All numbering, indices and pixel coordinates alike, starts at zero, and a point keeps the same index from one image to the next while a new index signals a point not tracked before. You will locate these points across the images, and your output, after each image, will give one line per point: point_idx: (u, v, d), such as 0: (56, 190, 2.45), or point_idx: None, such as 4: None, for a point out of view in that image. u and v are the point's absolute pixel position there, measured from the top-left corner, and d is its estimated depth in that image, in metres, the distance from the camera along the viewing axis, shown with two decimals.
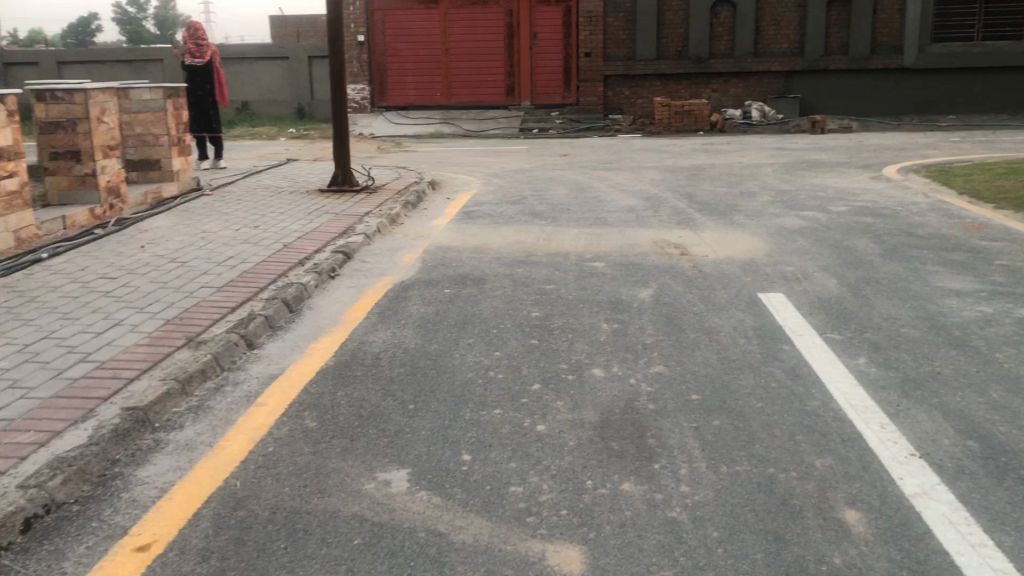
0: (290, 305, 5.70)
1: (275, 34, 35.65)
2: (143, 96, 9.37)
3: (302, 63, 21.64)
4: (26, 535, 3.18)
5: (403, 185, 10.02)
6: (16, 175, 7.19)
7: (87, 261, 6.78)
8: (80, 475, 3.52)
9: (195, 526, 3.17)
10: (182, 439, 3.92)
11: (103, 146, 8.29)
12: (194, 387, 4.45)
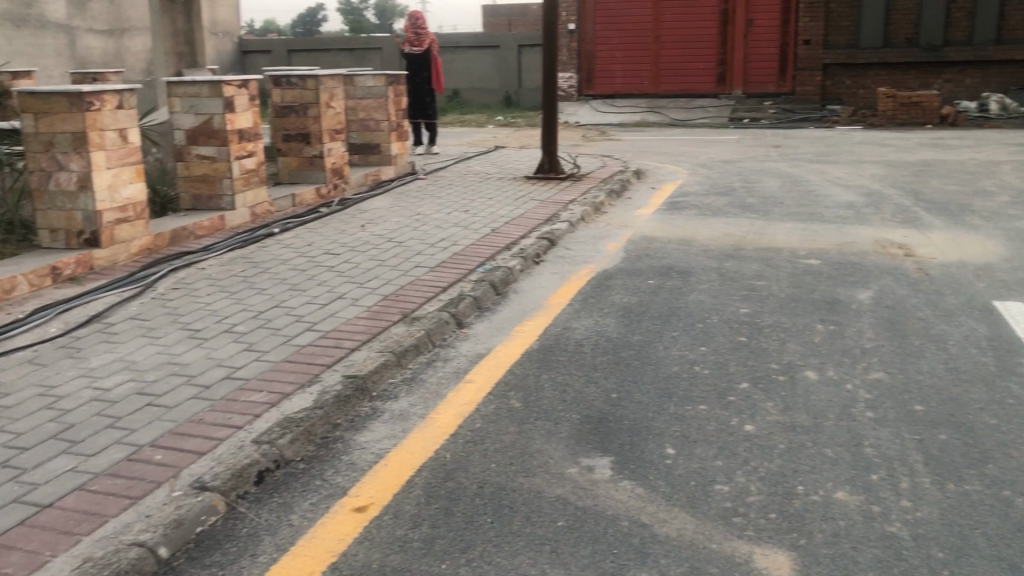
0: (497, 288, 5.85)
1: (488, 22, 36.57)
2: (367, 83, 9.89)
3: (512, 51, 22.10)
4: (258, 486, 3.46)
5: (608, 173, 10.01)
6: (254, 154, 7.84)
7: (313, 237, 7.27)
8: (306, 435, 3.78)
9: (407, 494, 3.33)
10: (397, 409, 4.12)
11: (330, 129, 8.83)
12: (408, 360, 4.67)
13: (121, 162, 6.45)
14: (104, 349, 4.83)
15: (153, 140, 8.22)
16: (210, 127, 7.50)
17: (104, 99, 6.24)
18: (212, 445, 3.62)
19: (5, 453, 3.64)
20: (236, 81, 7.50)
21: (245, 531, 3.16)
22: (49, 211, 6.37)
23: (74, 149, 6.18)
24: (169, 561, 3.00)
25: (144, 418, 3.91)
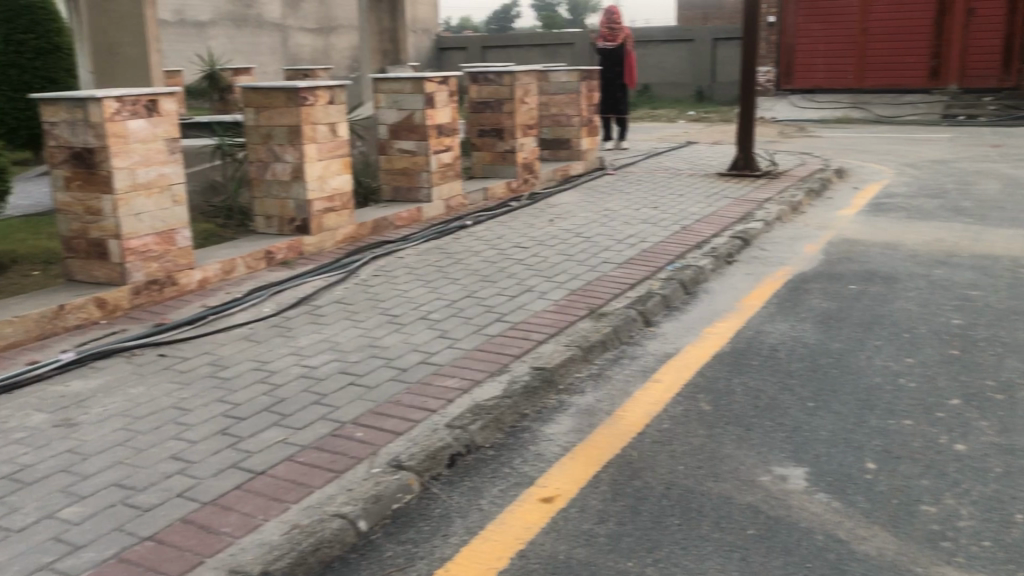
0: (687, 287, 5.76)
1: (682, 16, 36.00)
2: (561, 78, 9.97)
3: (706, 46, 21.64)
4: (450, 469, 3.58)
5: (807, 172, 9.63)
6: (451, 149, 8.10)
7: (504, 230, 7.43)
8: (495, 423, 3.88)
9: (594, 488, 3.35)
10: (585, 404, 4.15)
11: (523, 125, 8.99)
12: (595, 355, 4.69)
13: (330, 155, 6.85)
14: (311, 330, 5.15)
15: (358, 134, 8.66)
16: (411, 122, 7.81)
17: (318, 94, 6.63)
18: (408, 426, 3.78)
19: (224, 421, 3.95)
20: (437, 78, 7.77)
21: (438, 512, 3.28)
22: (265, 200, 6.85)
23: (289, 141, 6.61)
24: (368, 534, 3.16)
25: (346, 397, 4.14)
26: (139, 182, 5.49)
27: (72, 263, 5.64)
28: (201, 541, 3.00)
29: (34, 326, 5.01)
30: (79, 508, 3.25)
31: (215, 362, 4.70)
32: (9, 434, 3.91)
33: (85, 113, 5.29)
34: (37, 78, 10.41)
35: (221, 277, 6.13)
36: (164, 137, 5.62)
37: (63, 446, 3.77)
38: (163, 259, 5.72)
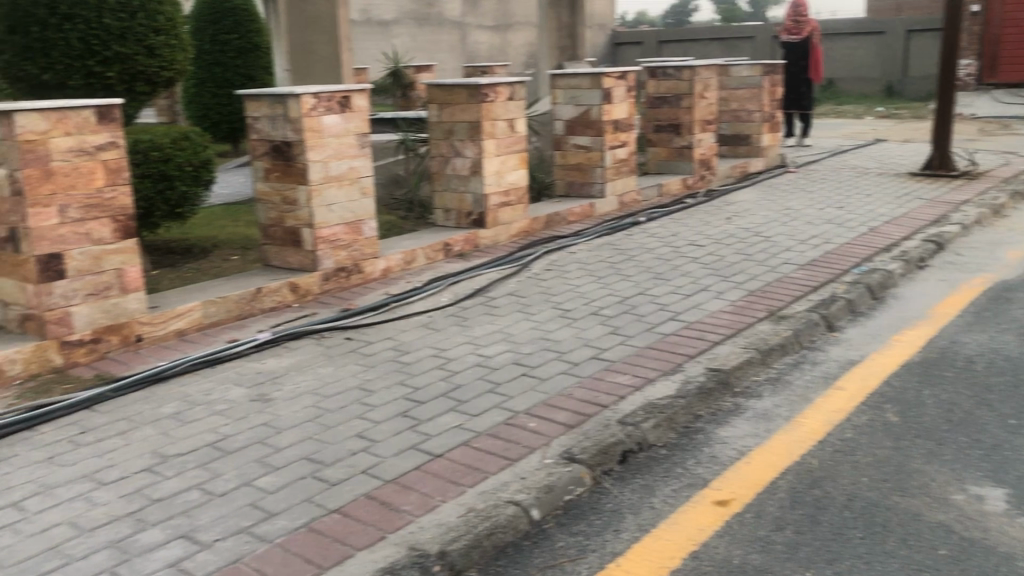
0: (874, 292, 5.49)
1: (873, 7, 34.22)
2: (742, 73, 9.69)
3: (898, 38, 20.48)
4: (622, 465, 3.58)
5: (1011, 172, 8.96)
6: (627, 144, 8.07)
7: (679, 227, 7.33)
8: (668, 422, 3.85)
9: (771, 494, 3.27)
10: (761, 408, 4.04)
11: (702, 120, 8.83)
12: (773, 359, 4.56)
13: (508, 150, 6.98)
14: (486, 320, 5.28)
15: (535, 129, 8.78)
16: (588, 117, 7.83)
17: (498, 91, 6.77)
18: (580, 420, 3.81)
19: (405, 404, 4.12)
20: (615, 73, 7.75)
21: (610, 506, 3.29)
22: (445, 193, 7.07)
23: (470, 136, 6.78)
24: (540, 523, 3.21)
25: (520, 387, 4.22)
26: (332, 174, 5.80)
27: (269, 249, 6.03)
28: (383, 517, 3.15)
29: (235, 307, 5.40)
30: (273, 478, 3.49)
31: (396, 347, 4.90)
32: (213, 405, 4.23)
33: (285, 108, 5.64)
34: (238, 75, 11.13)
35: (403, 266, 6.38)
36: (356, 132, 5.91)
37: (259, 419, 4.05)
38: (351, 248, 6.02)
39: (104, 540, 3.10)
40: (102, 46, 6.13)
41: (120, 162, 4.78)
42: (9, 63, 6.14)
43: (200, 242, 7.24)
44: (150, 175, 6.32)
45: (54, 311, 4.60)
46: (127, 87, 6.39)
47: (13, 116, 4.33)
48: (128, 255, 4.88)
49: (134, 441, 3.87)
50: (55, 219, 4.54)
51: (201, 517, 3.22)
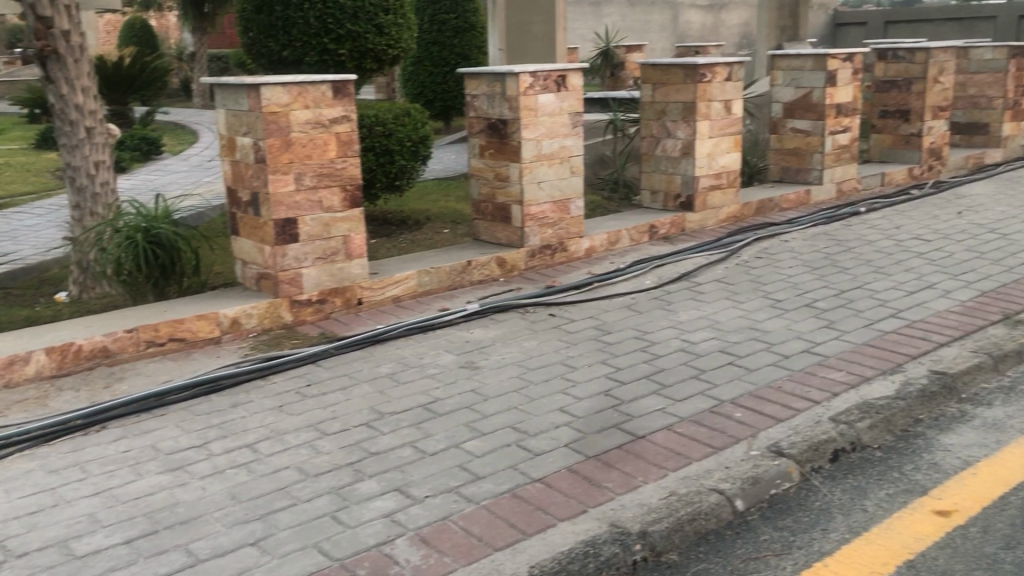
0: None
1: None
2: (983, 55, 8.97)
3: None
4: (833, 464, 3.45)
5: None
6: (849, 130, 7.68)
7: (902, 220, 6.91)
8: (886, 424, 3.66)
9: (1000, 510, 3.04)
10: (992, 418, 3.76)
11: (934, 106, 8.26)
12: (1007, 366, 4.23)
13: (722, 132, 6.81)
14: (691, 305, 5.21)
15: (749, 112, 8.52)
16: (808, 101, 7.51)
17: (716, 71, 6.62)
18: (789, 414, 3.69)
19: (608, 383, 4.15)
20: (842, 54, 7.39)
21: (818, 504, 3.18)
22: (653, 174, 7.02)
23: (683, 117, 6.68)
24: (744, 514, 3.16)
25: (726, 375, 4.15)
26: (543, 153, 5.89)
27: (479, 224, 6.22)
28: (585, 491, 3.20)
29: (446, 277, 5.62)
30: (479, 443, 3.62)
31: (599, 326, 4.94)
32: (424, 369, 4.44)
33: (503, 87, 5.78)
34: (454, 54, 11.50)
35: (607, 246, 6.40)
36: (569, 111, 5.96)
37: (467, 386, 4.20)
38: (558, 226, 6.09)
39: (327, 486, 3.34)
40: (336, 25, 6.50)
41: (351, 135, 5.07)
42: (255, 40, 6.71)
43: (414, 215, 7.57)
44: (373, 149, 6.66)
45: (287, 272, 4.97)
46: (357, 65, 6.72)
47: (261, 89, 4.69)
48: (354, 223, 5.18)
49: (353, 397, 4.13)
50: (292, 186, 4.88)
51: (412, 473, 3.40)
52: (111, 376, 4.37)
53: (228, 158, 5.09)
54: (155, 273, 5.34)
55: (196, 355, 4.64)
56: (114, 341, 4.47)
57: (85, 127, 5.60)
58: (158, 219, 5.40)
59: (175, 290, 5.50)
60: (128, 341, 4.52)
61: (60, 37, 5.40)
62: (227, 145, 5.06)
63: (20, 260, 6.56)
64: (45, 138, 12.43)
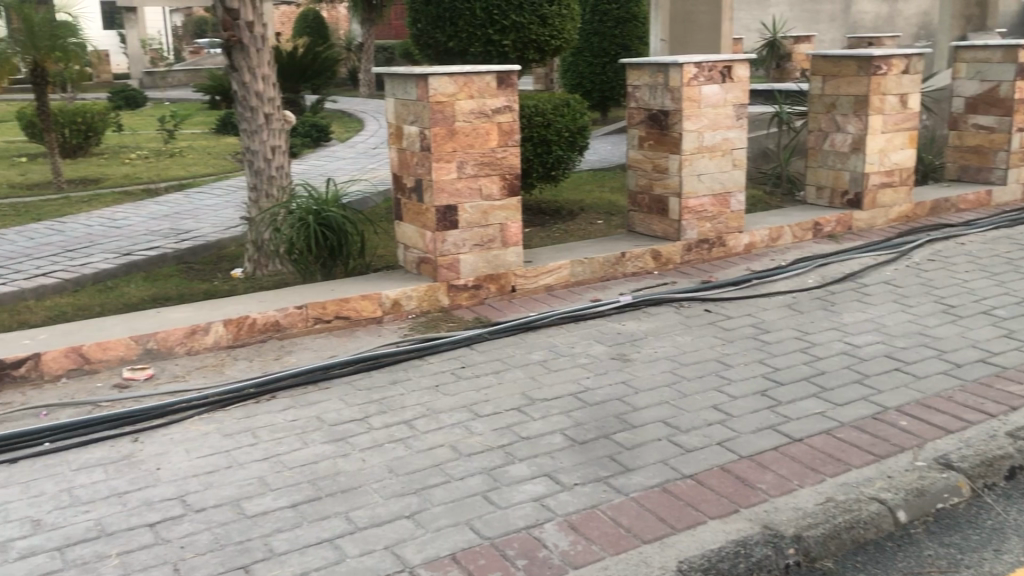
0: None
1: None
2: None
3: None
4: (1008, 481, 3.27)
5: None
6: None
7: None
8: None
9: None
10: None
11: None
12: None
13: (897, 127, 6.49)
14: (855, 307, 5.01)
15: (927, 106, 8.05)
16: (995, 95, 7.05)
17: (893, 63, 6.31)
18: (961, 426, 3.50)
19: (763, 383, 4.06)
20: None
21: (990, 523, 3.02)
22: (820, 169, 6.77)
23: (854, 111, 6.42)
24: (907, 527, 3.03)
25: (892, 381, 3.97)
26: (705, 145, 5.79)
27: (635, 216, 6.18)
28: (738, 491, 3.14)
29: (599, 268, 5.62)
30: (629, 434, 3.61)
31: (757, 325, 4.82)
32: (576, 358, 4.47)
33: (666, 77, 5.71)
34: (615, 44, 11.42)
35: (768, 243, 6.23)
36: (734, 103, 5.83)
37: (618, 377, 4.20)
38: (716, 220, 5.98)
39: (479, 466, 3.42)
40: (501, 16, 6.61)
41: (512, 125, 5.15)
42: (422, 31, 6.90)
43: (568, 205, 7.61)
44: (532, 139, 6.73)
45: (446, 257, 5.10)
46: (520, 55, 6.79)
47: (428, 79, 4.82)
48: (512, 211, 5.26)
49: (506, 382, 4.21)
50: (454, 173, 5.00)
51: (563, 460, 3.44)
52: (280, 349, 4.63)
53: (394, 145, 5.27)
54: (323, 254, 5.62)
55: (359, 333, 4.85)
56: (284, 316, 4.73)
57: (264, 113, 5.92)
58: (327, 202, 5.66)
59: (341, 271, 5.76)
60: (297, 317, 4.77)
61: (245, 28, 5.74)
62: (393, 133, 5.23)
63: (201, 237, 7.03)
64: (225, 123, 13.23)
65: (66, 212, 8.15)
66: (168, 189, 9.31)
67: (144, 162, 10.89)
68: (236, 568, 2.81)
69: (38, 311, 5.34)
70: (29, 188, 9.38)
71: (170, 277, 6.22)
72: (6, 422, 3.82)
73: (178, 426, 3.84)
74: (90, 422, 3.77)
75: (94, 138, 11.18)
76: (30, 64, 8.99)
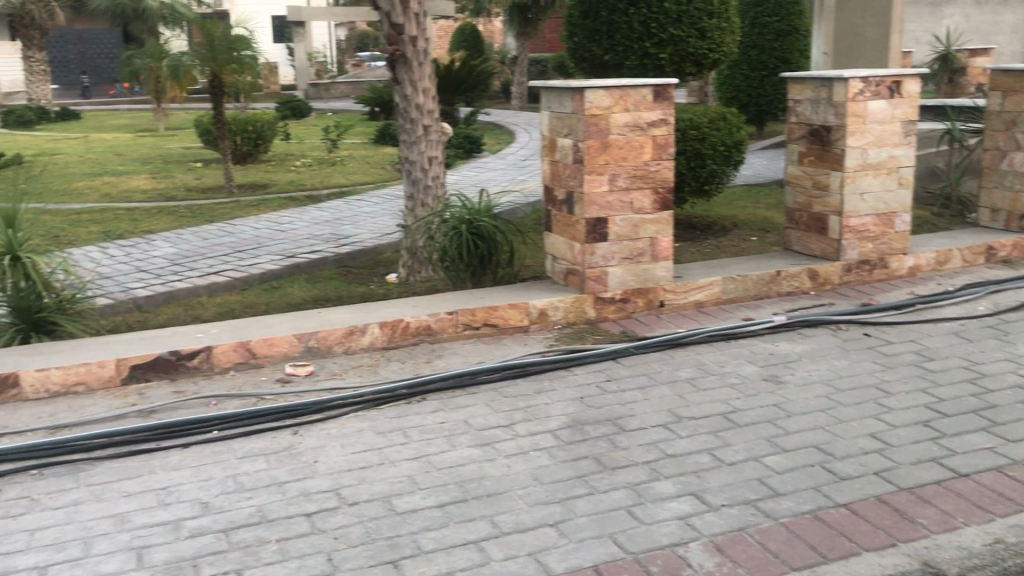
0: None
1: None
2: None
3: None
4: None
5: None
6: None
7: None
8: None
9: None
10: None
11: None
12: None
13: None
14: None
15: None
16: None
17: None
18: None
19: (927, 413, 3.85)
20: None
21: None
22: (995, 191, 6.39)
23: None
24: None
25: None
26: (869, 162, 5.56)
27: (791, 234, 6.00)
28: (896, 524, 3.00)
29: (752, 286, 5.49)
30: (780, 458, 3.51)
31: (920, 352, 4.59)
32: (726, 377, 4.38)
33: (830, 92, 5.53)
34: (774, 57, 11.15)
35: (934, 266, 5.93)
36: (902, 119, 5.58)
37: (769, 399, 4.09)
38: (879, 240, 5.74)
39: (624, 480, 3.41)
40: (659, 29, 6.57)
41: (667, 138, 5.11)
42: (578, 45, 6.97)
43: (721, 220, 7.47)
44: (686, 153, 6.65)
45: (594, 270, 5.11)
46: (676, 68, 6.73)
47: (585, 93, 4.85)
48: (663, 226, 5.22)
49: (652, 397, 4.17)
50: (606, 186, 5.01)
51: (710, 480, 3.38)
52: (431, 352, 4.76)
53: (547, 157, 5.32)
54: (474, 263, 5.74)
55: (506, 341, 4.93)
56: (435, 321, 4.86)
57: (423, 124, 6.11)
58: (480, 211, 5.78)
59: (490, 279, 5.87)
60: (448, 322, 4.89)
61: (409, 42, 5.95)
62: (547, 145, 5.28)
63: (359, 242, 7.32)
64: (384, 133, 13.71)
65: (237, 215, 8.65)
66: (329, 195, 9.73)
67: (309, 170, 11.42)
68: (385, 562, 2.91)
69: (210, 307, 5.69)
70: (204, 191, 10.02)
71: (330, 279, 6.50)
72: (180, 408, 4.09)
73: (334, 422, 4.01)
74: (254, 413, 3.98)
75: (263, 146, 11.83)
76: (209, 75, 9.60)
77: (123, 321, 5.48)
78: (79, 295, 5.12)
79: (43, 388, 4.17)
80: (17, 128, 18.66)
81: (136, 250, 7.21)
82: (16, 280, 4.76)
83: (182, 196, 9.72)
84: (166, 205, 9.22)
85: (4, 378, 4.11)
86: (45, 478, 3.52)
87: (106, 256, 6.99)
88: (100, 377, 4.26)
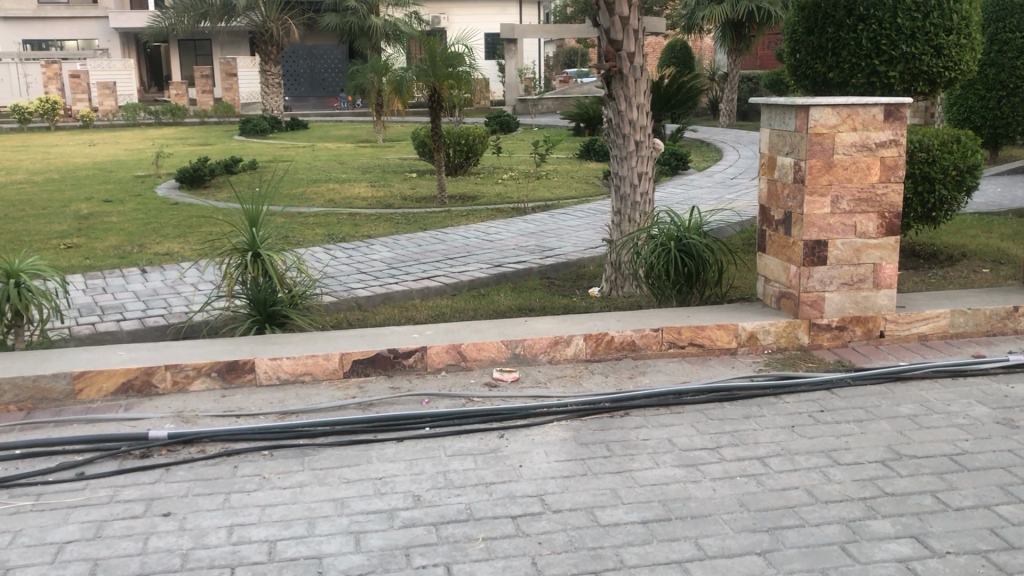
0: None
1: None
2: None
3: None
4: None
5: None
6: None
7: None
8: None
9: None
10: None
11: None
12: None
13: None
14: None
15: None
16: None
17: None
18: None
19: None
20: None
21: None
22: None
23: None
24: None
25: None
26: None
27: None
28: None
29: (984, 321, 5.13)
30: (1014, 508, 3.25)
31: None
32: (953, 417, 4.10)
33: None
34: (1014, 77, 10.35)
35: None
36: None
37: (1003, 444, 3.78)
38: None
39: (838, 515, 3.25)
40: (891, 46, 6.25)
41: (897, 159, 4.85)
42: (801, 62, 6.81)
43: (948, 249, 7.00)
44: (913, 176, 6.31)
45: (810, 294, 4.92)
46: (906, 87, 6.37)
47: (810, 110, 4.69)
48: (888, 252, 4.96)
49: (870, 432, 3.96)
50: (827, 208, 4.81)
51: (933, 524, 3.16)
52: (635, 368, 4.75)
53: (766, 175, 5.18)
54: (680, 280, 5.67)
55: (713, 361, 4.85)
56: (640, 337, 4.85)
57: (634, 140, 6.10)
58: (690, 229, 5.73)
59: (696, 298, 5.77)
60: (653, 339, 4.86)
61: (626, 58, 5.97)
62: (766, 163, 5.14)
63: (564, 255, 7.43)
64: (589, 148, 13.87)
65: (447, 224, 9.01)
66: (535, 208, 9.93)
67: (516, 183, 11.73)
68: (588, 572, 2.93)
69: (423, 310, 5.95)
70: (418, 200, 10.50)
71: (534, 290, 6.63)
72: (395, 404, 4.30)
73: (539, 428, 4.09)
74: (463, 415, 4.13)
75: (473, 158, 12.30)
76: (429, 90, 10.09)
77: (346, 317, 5.83)
78: (309, 292, 5.47)
79: (275, 375, 4.51)
80: (253, 136, 20.29)
81: (357, 252, 7.67)
82: (256, 275, 5.15)
83: (399, 204, 10.24)
84: (384, 212, 9.75)
85: (242, 364, 4.48)
86: (276, 459, 3.80)
87: (331, 257, 7.48)
88: (324, 368, 4.55)
